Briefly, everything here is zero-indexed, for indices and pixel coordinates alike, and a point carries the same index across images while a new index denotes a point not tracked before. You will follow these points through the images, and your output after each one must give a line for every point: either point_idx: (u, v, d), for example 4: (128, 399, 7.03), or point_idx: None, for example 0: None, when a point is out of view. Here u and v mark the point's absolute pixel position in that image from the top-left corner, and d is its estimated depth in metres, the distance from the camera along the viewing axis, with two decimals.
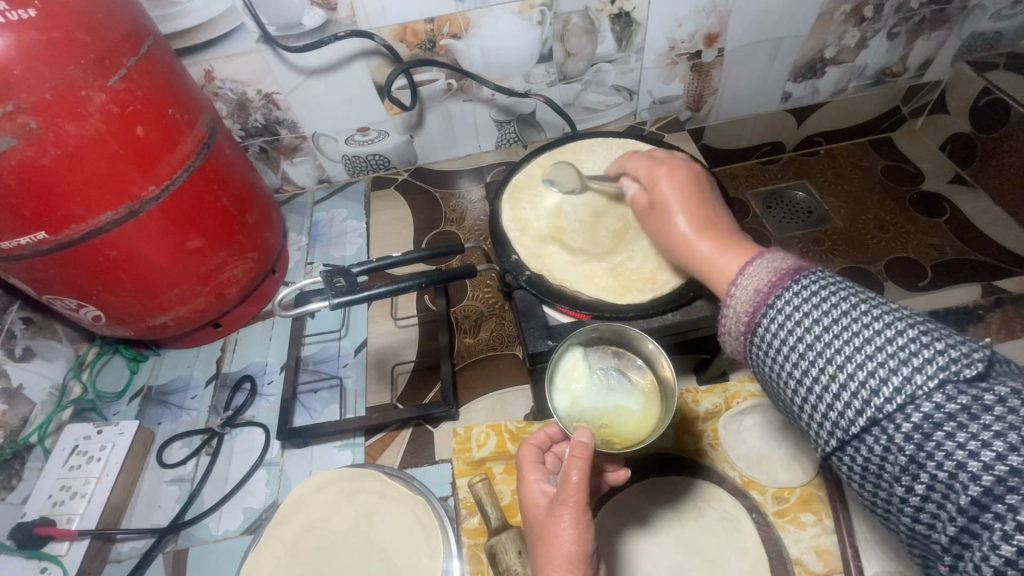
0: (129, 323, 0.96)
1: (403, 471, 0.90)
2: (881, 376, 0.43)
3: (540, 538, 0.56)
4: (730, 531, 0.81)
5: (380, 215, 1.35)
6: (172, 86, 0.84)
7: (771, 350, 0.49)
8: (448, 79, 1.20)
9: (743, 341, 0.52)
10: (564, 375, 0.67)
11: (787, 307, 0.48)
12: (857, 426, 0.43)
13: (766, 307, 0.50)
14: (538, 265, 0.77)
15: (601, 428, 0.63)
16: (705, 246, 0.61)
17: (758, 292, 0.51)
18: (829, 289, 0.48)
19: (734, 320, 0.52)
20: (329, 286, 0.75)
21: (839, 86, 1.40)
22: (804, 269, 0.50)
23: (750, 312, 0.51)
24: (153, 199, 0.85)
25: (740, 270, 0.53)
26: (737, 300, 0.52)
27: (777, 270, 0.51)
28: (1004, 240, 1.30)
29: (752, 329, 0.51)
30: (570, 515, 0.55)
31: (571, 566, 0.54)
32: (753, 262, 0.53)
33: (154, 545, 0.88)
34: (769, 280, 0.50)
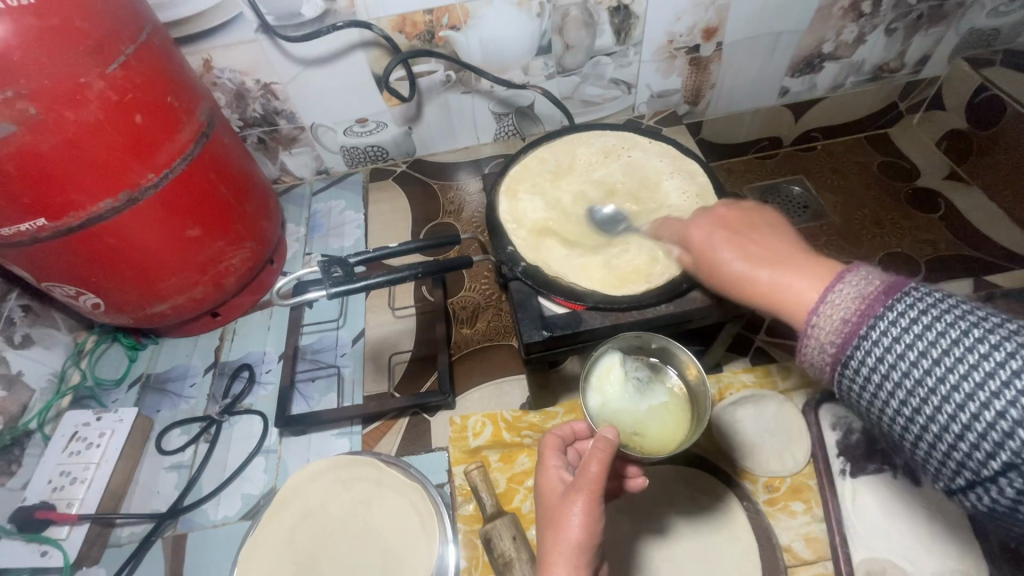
0: (128, 311, 0.97)
1: (399, 459, 0.91)
2: (1000, 413, 0.42)
3: (550, 523, 0.57)
4: (722, 519, 0.83)
5: (378, 206, 1.36)
6: (171, 74, 0.85)
7: (878, 382, 0.49)
8: (447, 71, 1.20)
9: (837, 371, 0.52)
10: (600, 377, 0.73)
11: (882, 341, 0.47)
12: (991, 467, 0.43)
13: (858, 341, 0.49)
14: (535, 255, 0.78)
15: (631, 434, 0.70)
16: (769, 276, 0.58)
17: (847, 322, 0.49)
18: (929, 313, 0.46)
19: (822, 352, 0.51)
20: (326, 275, 0.76)
21: (836, 81, 1.41)
22: (895, 291, 0.48)
23: (839, 344, 0.50)
24: (152, 186, 0.85)
25: (821, 294, 0.51)
26: (819, 331, 0.51)
27: (865, 292, 0.49)
28: (998, 236, 1.31)
29: (845, 360, 0.50)
30: (583, 501, 0.56)
31: (579, 552, 0.55)
32: (835, 284, 0.51)
33: (152, 530, 0.89)
34: (856, 312, 0.49)
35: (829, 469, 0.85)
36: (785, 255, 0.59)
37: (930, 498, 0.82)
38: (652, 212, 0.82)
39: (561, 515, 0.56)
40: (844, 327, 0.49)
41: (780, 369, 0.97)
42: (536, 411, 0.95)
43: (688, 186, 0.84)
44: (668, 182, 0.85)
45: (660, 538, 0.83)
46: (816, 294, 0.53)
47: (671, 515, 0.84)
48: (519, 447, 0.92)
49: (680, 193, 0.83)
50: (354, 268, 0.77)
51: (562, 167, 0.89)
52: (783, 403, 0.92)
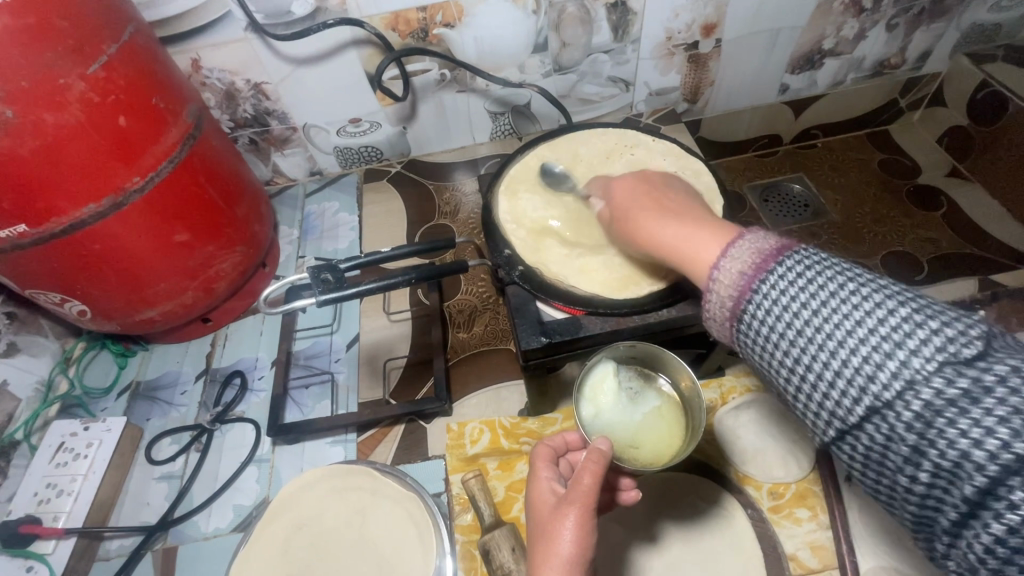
0: (115, 318, 0.94)
1: (395, 468, 0.89)
2: (873, 361, 0.44)
3: (541, 538, 0.55)
4: (725, 528, 0.81)
5: (373, 207, 1.33)
6: (156, 75, 0.82)
7: (765, 338, 0.50)
8: (441, 69, 1.17)
9: (732, 326, 0.53)
10: (592, 386, 0.71)
11: (774, 294, 0.49)
12: (857, 414, 0.44)
13: (752, 295, 0.50)
14: (533, 259, 0.75)
15: (623, 444, 0.68)
16: (667, 234, 0.61)
17: (745, 276, 0.51)
18: (816, 270, 0.49)
19: (720, 304, 0.53)
20: (316, 283, 0.73)
21: (837, 78, 1.39)
22: (788, 250, 0.51)
23: (736, 297, 0.51)
24: (137, 190, 0.82)
25: (722, 254, 0.54)
26: (720, 286, 0.52)
27: (760, 252, 0.51)
28: (1002, 234, 1.30)
29: (741, 315, 0.51)
30: (576, 514, 0.54)
31: (571, 569, 0.53)
32: (732, 246, 0.53)
33: (142, 543, 0.86)
34: (750, 268, 0.51)
35: (834, 474, 0.83)
36: (689, 217, 0.62)
37: None
38: None
39: (555, 531, 0.55)
40: (741, 283, 0.51)
41: None
42: (535, 418, 0.93)
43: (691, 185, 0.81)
44: None
45: (662, 547, 0.81)
46: (713, 252, 0.55)
47: (673, 523, 0.82)
48: (517, 454, 0.90)
49: None
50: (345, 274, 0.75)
51: (561, 168, 0.86)
52: (786, 406, 0.91)
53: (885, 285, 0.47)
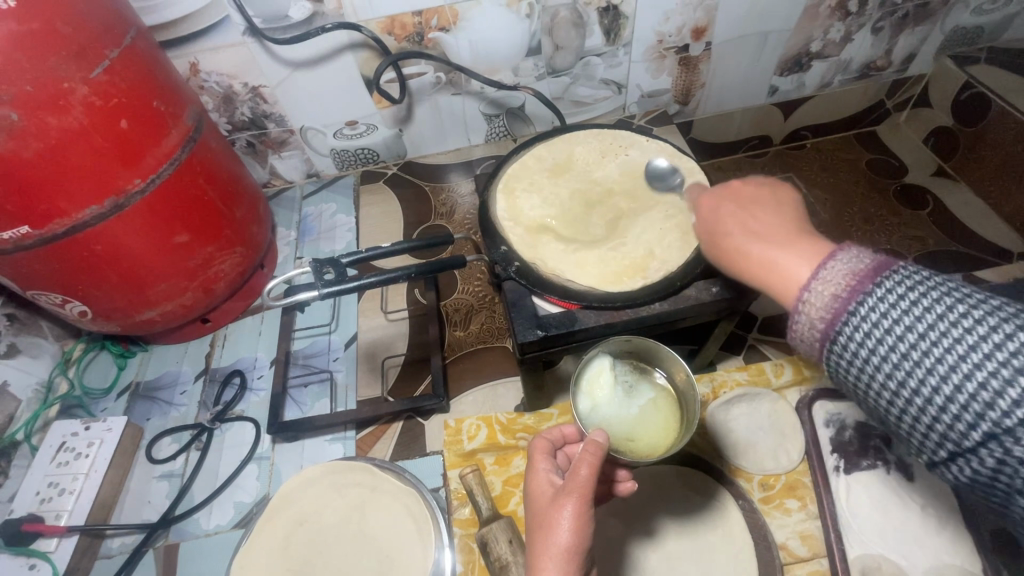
0: (115, 318, 0.95)
1: (394, 464, 0.91)
2: (991, 387, 0.41)
3: (540, 526, 0.57)
4: (718, 520, 0.83)
5: (370, 209, 1.35)
6: (157, 78, 0.84)
7: (864, 361, 0.47)
8: (436, 72, 1.19)
9: (822, 348, 0.49)
10: (589, 380, 0.73)
11: (873, 317, 0.46)
12: (973, 439, 0.42)
13: (848, 318, 0.47)
14: (530, 255, 0.76)
15: (619, 436, 0.70)
16: (756, 248, 0.57)
17: (839, 298, 0.47)
18: (915, 289, 0.45)
19: (809, 328, 0.49)
20: (317, 277, 0.74)
21: (825, 80, 1.42)
22: (887, 268, 0.47)
23: (829, 320, 0.47)
24: (138, 192, 0.84)
25: (813, 274, 0.49)
26: (810, 306, 0.48)
27: (856, 270, 0.47)
28: (985, 232, 1.33)
29: (833, 338, 0.48)
30: (574, 505, 0.56)
31: (568, 557, 0.54)
32: (827, 262, 0.49)
33: (143, 541, 0.87)
34: (845, 289, 0.47)
35: (823, 465, 0.85)
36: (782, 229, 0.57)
37: (922, 494, 0.83)
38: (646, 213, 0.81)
39: (552, 520, 0.56)
40: (835, 304, 0.47)
41: (773, 367, 0.97)
42: (531, 413, 0.95)
43: (683, 186, 0.82)
44: (662, 181, 0.84)
45: (657, 537, 0.83)
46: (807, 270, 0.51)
47: (667, 515, 0.84)
48: (514, 449, 0.92)
49: (675, 192, 0.82)
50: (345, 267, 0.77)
51: (555, 167, 0.87)
52: (776, 400, 0.93)
53: (992, 303, 0.44)
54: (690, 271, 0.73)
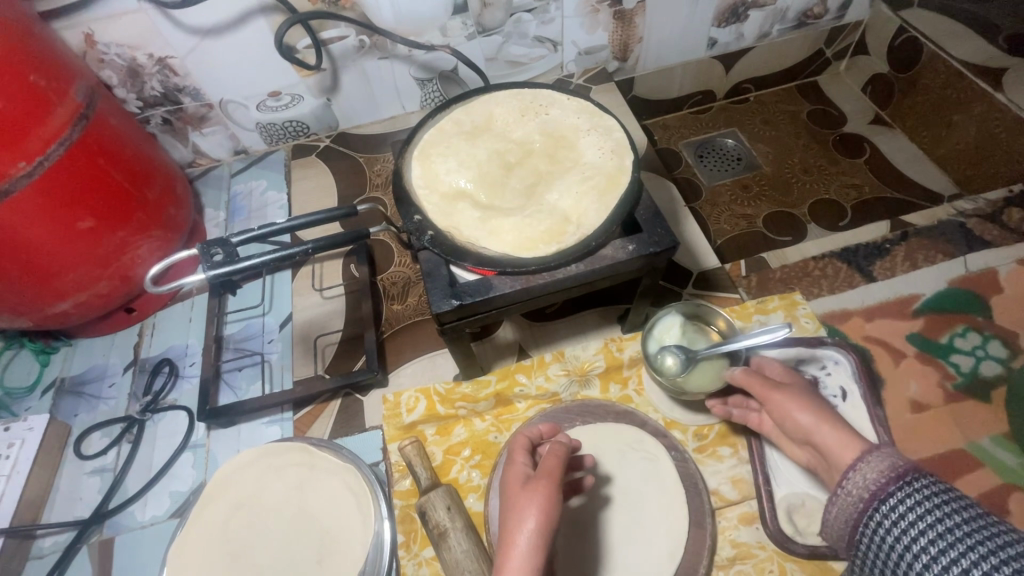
0: (24, 314, 0.90)
1: (332, 441, 0.90)
2: None
3: (511, 511, 0.59)
4: (651, 470, 0.82)
5: (302, 184, 1.29)
6: (33, 51, 0.78)
7: (889, 535, 0.55)
8: (359, 36, 1.13)
9: (862, 509, 0.58)
10: (661, 331, 0.90)
11: (918, 496, 0.54)
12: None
13: (894, 487, 0.56)
14: (446, 223, 0.72)
15: (673, 370, 0.86)
16: (805, 417, 0.72)
17: (882, 478, 0.57)
18: (935, 498, 0.53)
19: (859, 487, 0.58)
20: (206, 259, 0.72)
21: (763, 30, 1.39)
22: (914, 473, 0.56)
23: (872, 490, 0.57)
24: (25, 176, 0.78)
25: (859, 458, 0.60)
26: (867, 468, 0.59)
27: (891, 467, 0.58)
28: (918, 176, 1.36)
29: (875, 503, 0.57)
30: (543, 490, 0.60)
31: (540, 540, 0.56)
32: (865, 457, 0.60)
33: (77, 538, 0.85)
34: (895, 468, 0.57)
35: None
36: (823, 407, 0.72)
37: None
38: (565, 172, 0.77)
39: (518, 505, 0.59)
40: (877, 483, 0.57)
41: None
42: (468, 382, 0.94)
43: (604, 142, 0.79)
44: (585, 134, 0.80)
45: None
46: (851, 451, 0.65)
47: (628, 485, 0.81)
48: (454, 419, 0.92)
49: (595, 149, 0.78)
50: (238, 248, 0.74)
51: (474, 129, 0.82)
52: None
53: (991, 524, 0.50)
54: (607, 230, 0.71)
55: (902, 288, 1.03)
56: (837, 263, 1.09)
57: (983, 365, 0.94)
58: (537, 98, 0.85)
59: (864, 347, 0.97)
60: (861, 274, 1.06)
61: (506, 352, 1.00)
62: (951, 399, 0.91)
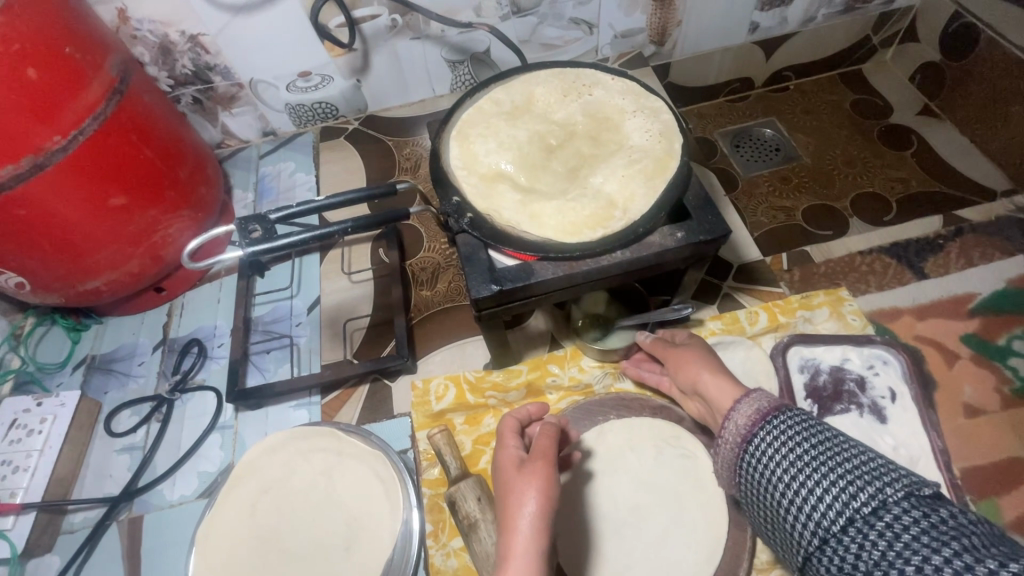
0: (57, 290, 0.90)
1: (360, 427, 0.89)
2: (848, 495, 0.49)
3: (508, 494, 0.58)
4: (689, 468, 0.79)
5: (330, 167, 1.28)
6: (68, 22, 0.76)
7: (766, 469, 0.56)
8: (391, 14, 1.10)
9: (737, 454, 0.59)
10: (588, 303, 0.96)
11: (779, 432, 0.56)
12: (839, 524, 0.48)
13: (758, 427, 0.58)
14: (486, 206, 0.70)
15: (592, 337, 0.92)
16: (707, 378, 0.72)
17: (755, 418, 0.59)
18: (800, 427, 0.56)
19: (732, 433, 0.60)
20: (243, 236, 0.70)
21: (809, 14, 1.33)
22: (780, 408, 0.59)
23: (747, 431, 0.59)
24: (61, 150, 0.77)
25: (735, 402, 0.62)
26: (741, 412, 0.60)
27: (760, 405, 0.59)
28: (970, 171, 1.29)
29: (750, 442, 0.58)
30: (541, 475, 0.59)
31: (541, 522, 0.55)
32: (739, 401, 0.61)
33: (107, 514, 0.85)
34: (762, 407, 0.59)
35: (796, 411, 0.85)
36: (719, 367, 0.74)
37: (894, 437, 0.82)
38: (610, 156, 0.74)
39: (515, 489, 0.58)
40: (751, 423, 0.59)
41: (748, 315, 0.93)
42: (499, 370, 0.92)
43: (650, 125, 0.75)
44: (630, 117, 0.77)
45: None
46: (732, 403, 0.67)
47: (664, 484, 0.79)
48: (483, 408, 0.90)
49: (642, 133, 0.75)
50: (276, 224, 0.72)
51: (514, 109, 0.79)
52: (750, 348, 0.90)
53: (844, 441, 0.54)
54: (654, 215, 0.67)
55: (955, 287, 0.98)
56: (886, 258, 1.03)
57: None
58: (579, 79, 0.81)
59: (915, 348, 0.92)
60: (912, 271, 1.01)
61: (539, 342, 0.97)
62: (1009, 405, 0.86)
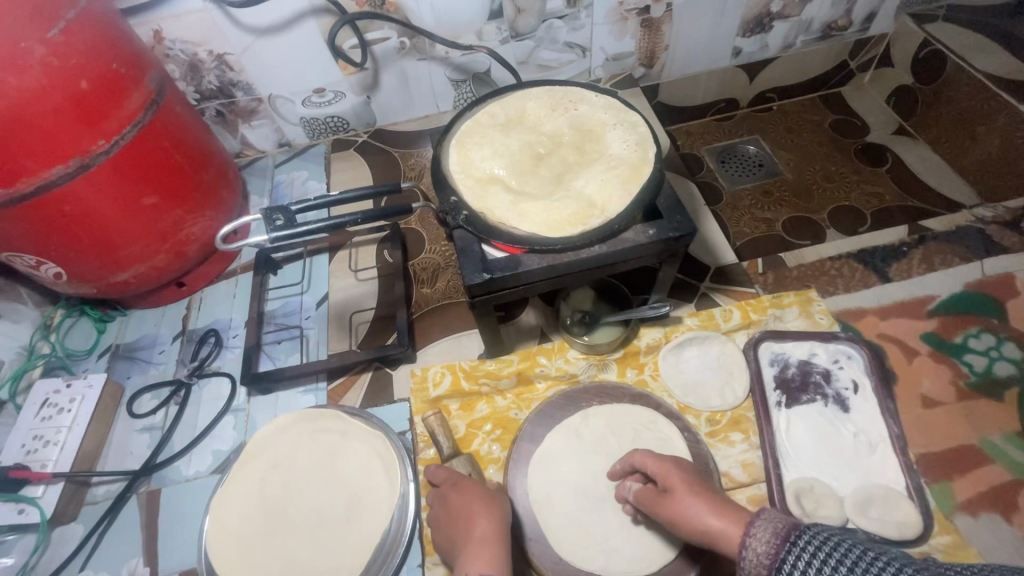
0: (89, 280, 0.98)
1: (363, 411, 0.96)
2: None
3: (464, 520, 0.74)
4: (664, 448, 0.86)
5: (340, 175, 1.37)
6: (117, 42, 0.86)
7: None
8: (400, 37, 1.21)
9: None
10: (576, 298, 1.03)
11: (810, 556, 0.53)
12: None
13: (786, 552, 0.55)
14: (480, 205, 0.78)
15: (578, 331, 0.99)
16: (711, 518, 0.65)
17: (773, 545, 0.56)
18: (824, 543, 0.53)
19: (755, 562, 0.56)
20: (268, 224, 0.79)
21: (787, 41, 1.43)
22: (798, 528, 0.56)
23: (769, 559, 0.55)
24: (103, 153, 0.87)
25: (748, 526, 0.59)
26: (756, 540, 0.57)
27: (777, 529, 0.57)
28: (941, 186, 1.37)
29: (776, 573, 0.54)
30: (485, 503, 0.76)
31: (493, 536, 0.72)
32: (753, 525, 0.58)
33: (128, 486, 0.92)
34: (779, 530, 0.56)
35: (766, 399, 0.91)
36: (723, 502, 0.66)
37: (855, 424, 0.89)
38: (591, 163, 0.82)
39: (473, 516, 0.74)
40: (771, 551, 0.56)
41: (723, 312, 1.01)
42: (492, 360, 0.99)
43: (628, 136, 0.84)
44: (611, 129, 0.86)
45: None
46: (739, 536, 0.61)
47: None
48: (477, 395, 0.97)
49: (620, 142, 0.83)
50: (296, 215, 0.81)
51: (508, 122, 0.88)
52: (725, 343, 0.98)
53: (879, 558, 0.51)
54: (630, 214, 0.75)
55: (918, 290, 1.05)
56: (854, 263, 1.11)
57: (996, 365, 0.96)
58: (567, 95, 0.91)
59: (878, 345, 1.00)
60: (877, 275, 1.08)
61: (529, 335, 1.05)
62: (964, 397, 0.93)
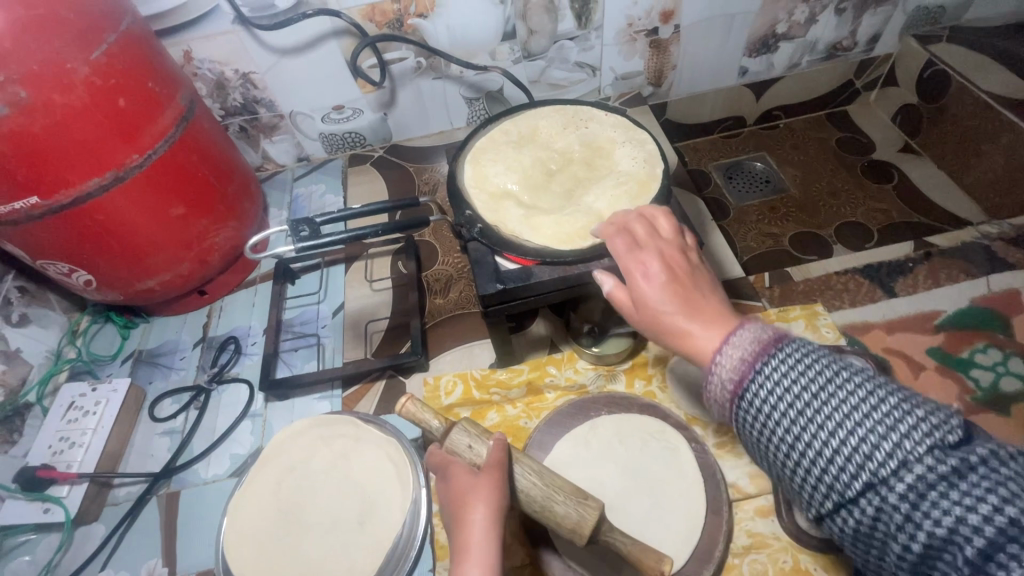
0: (117, 287, 1.02)
1: (377, 417, 0.98)
2: (866, 448, 0.46)
3: (458, 520, 0.61)
4: (672, 458, 0.88)
5: (356, 188, 1.42)
6: (153, 62, 0.91)
7: (764, 414, 0.50)
8: (417, 57, 1.26)
9: (732, 395, 0.52)
10: None
11: (785, 371, 0.50)
12: (854, 488, 0.46)
13: (762, 364, 0.51)
14: (494, 218, 0.81)
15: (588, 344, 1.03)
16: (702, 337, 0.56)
17: (750, 361, 0.52)
18: (803, 362, 0.50)
19: (729, 377, 0.52)
20: (294, 234, 0.83)
21: (793, 61, 1.46)
22: (778, 343, 0.52)
23: (741, 377, 0.52)
24: (137, 166, 0.91)
25: (722, 342, 0.54)
26: (733, 353, 0.53)
27: (756, 345, 0.52)
28: (947, 203, 1.39)
29: (746, 385, 0.51)
30: (485, 498, 0.62)
31: (490, 532, 0.60)
32: (730, 339, 0.54)
33: (148, 488, 0.95)
34: (759, 346, 0.52)
35: None
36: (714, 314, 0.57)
37: None
38: (601, 179, 0.86)
39: (469, 501, 0.62)
40: (746, 363, 0.52)
41: None
42: (503, 369, 1.02)
43: (636, 153, 0.87)
44: (620, 146, 0.89)
45: None
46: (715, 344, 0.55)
47: (647, 472, 0.87)
48: (488, 404, 0.99)
49: (629, 159, 0.87)
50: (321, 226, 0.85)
51: (521, 139, 0.92)
52: None
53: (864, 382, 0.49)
54: None
55: (924, 304, 1.07)
56: (859, 278, 1.13)
57: (1003, 380, 0.96)
58: (578, 114, 0.94)
59: (884, 358, 1.01)
60: (883, 290, 1.10)
61: (539, 345, 1.07)
62: (970, 411, 0.94)
